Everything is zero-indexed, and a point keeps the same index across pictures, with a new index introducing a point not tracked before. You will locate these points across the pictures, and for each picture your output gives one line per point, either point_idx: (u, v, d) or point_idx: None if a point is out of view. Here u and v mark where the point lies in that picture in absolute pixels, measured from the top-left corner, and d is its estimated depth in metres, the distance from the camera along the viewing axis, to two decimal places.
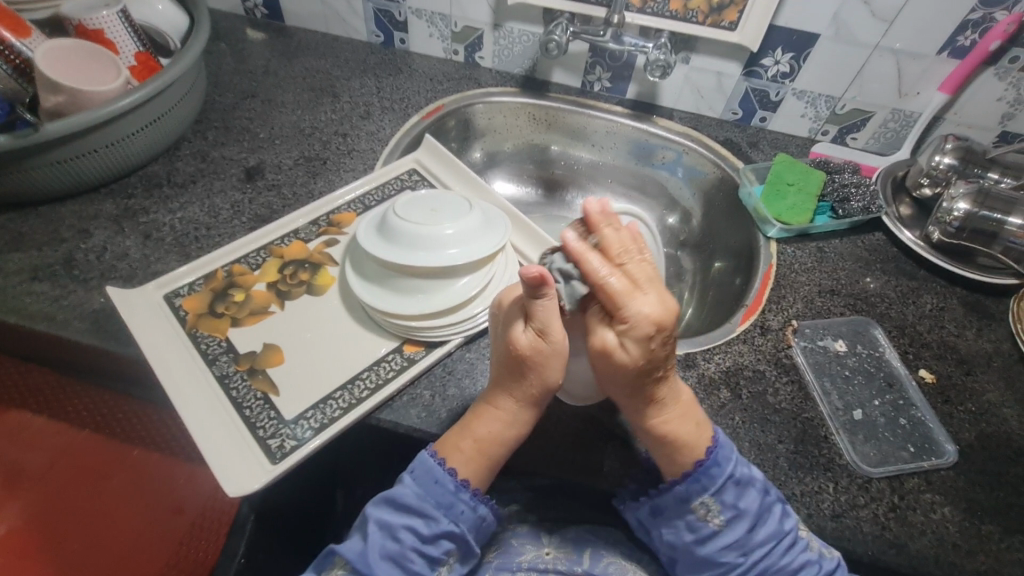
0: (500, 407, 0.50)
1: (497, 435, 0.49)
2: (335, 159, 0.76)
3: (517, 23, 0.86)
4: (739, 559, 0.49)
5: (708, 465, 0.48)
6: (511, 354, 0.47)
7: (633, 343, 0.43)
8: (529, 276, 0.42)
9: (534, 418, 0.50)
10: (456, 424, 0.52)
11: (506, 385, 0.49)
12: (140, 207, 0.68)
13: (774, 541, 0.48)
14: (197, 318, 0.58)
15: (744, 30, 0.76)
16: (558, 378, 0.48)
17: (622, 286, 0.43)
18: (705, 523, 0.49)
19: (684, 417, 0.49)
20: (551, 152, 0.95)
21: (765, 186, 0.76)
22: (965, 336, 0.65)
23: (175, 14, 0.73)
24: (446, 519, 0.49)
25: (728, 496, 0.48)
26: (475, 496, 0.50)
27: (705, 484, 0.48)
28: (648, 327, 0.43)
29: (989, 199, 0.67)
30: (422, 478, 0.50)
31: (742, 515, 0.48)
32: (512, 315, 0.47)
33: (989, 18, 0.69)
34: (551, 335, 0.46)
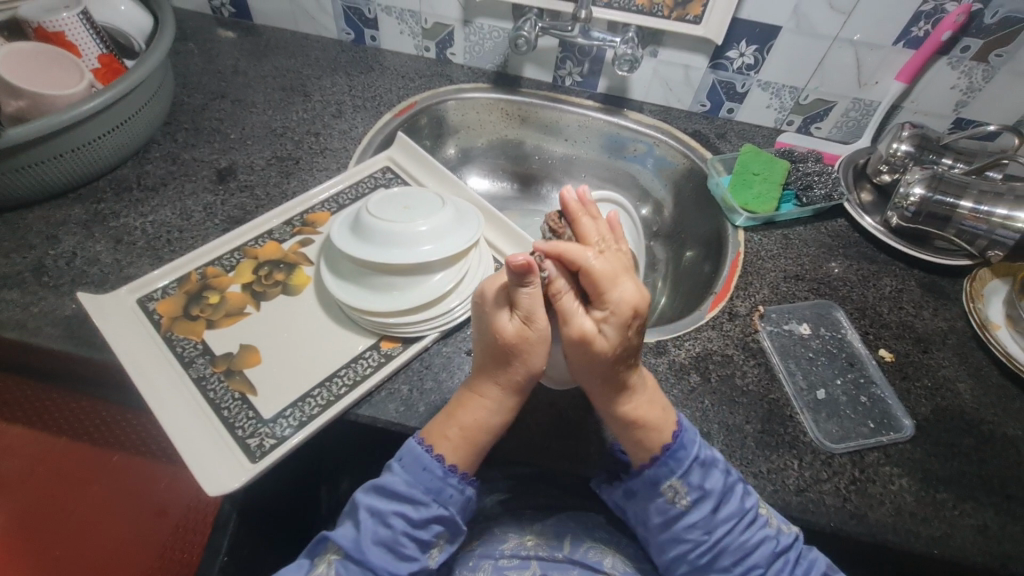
0: (484, 395, 0.51)
1: (483, 421, 0.51)
2: (308, 158, 0.76)
3: (486, 19, 0.86)
4: (703, 538, 0.51)
5: (674, 448, 0.50)
6: (498, 340, 0.48)
7: (613, 327, 0.47)
8: (518, 264, 0.44)
9: (519, 404, 0.52)
10: (442, 413, 0.53)
11: (492, 370, 0.50)
12: (110, 211, 0.67)
13: (736, 519, 0.50)
14: (172, 321, 0.58)
15: (709, 24, 0.77)
16: (542, 363, 0.49)
17: (605, 274, 0.47)
18: (673, 505, 0.51)
19: (648, 402, 0.51)
20: (525, 147, 0.96)
21: (733, 176, 0.78)
22: (922, 316, 0.68)
23: (138, 14, 0.71)
24: (434, 502, 0.50)
25: (694, 478, 0.50)
26: (463, 480, 0.51)
27: (671, 466, 0.51)
28: (627, 311, 0.46)
29: (942, 184, 0.69)
30: (410, 465, 0.51)
31: (707, 495, 0.50)
32: (496, 303, 0.48)
33: (941, 9, 0.72)
34: (536, 322, 0.47)
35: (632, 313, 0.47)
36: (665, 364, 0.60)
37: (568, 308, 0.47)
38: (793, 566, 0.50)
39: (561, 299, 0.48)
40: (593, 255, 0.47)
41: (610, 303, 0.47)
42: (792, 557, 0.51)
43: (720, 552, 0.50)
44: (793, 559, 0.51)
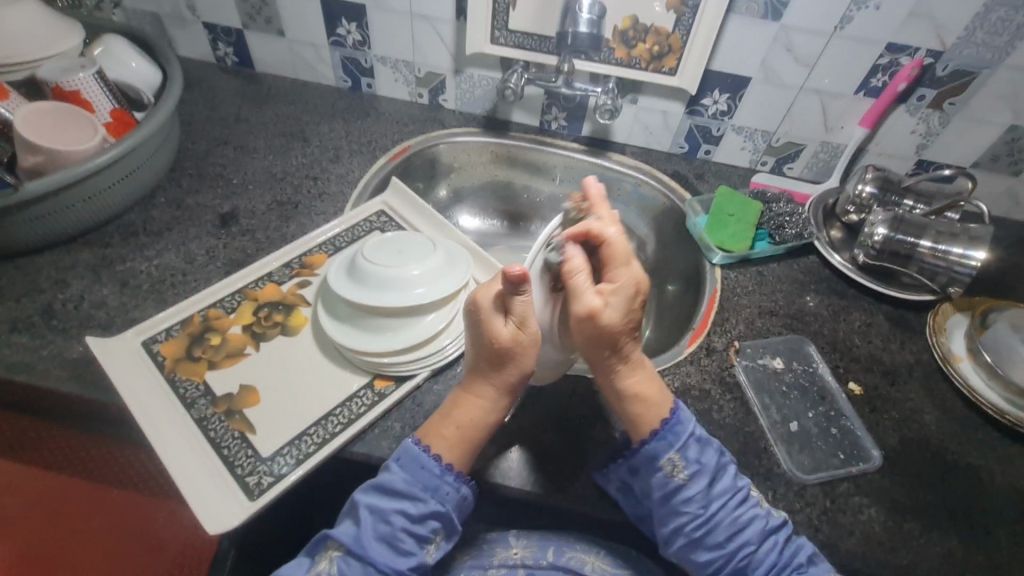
0: (478, 396, 0.55)
1: (478, 419, 0.54)
2: (306, 202, 0.80)
3: (476, 69, 0.91)
4: (700, 511, 0.53)
5: (672, 423, 0.55)
6: (493, 345, 0.51)
7: (619, 301, 0.52)
8: (514, 274, 0.48)
9: (511, 403, 0.56)
10: (438, 413, 0.56)
11: (485, 372, 0.54)
12: (117, 255, 0.70)
13: (729, 494, 0.54)
14: (175, 363, 0.61)
15: (683, 75, 0.83)
16: (533, 365, 0.53)
17: (617, 253, 0.53)
18: (672, 478, 0.54)
19: (644, 377, 0.57)
20: (514, 186, 1.00)
21: (709, 217, 0.82)
22: (889, 349, 0.72)
23: (148, 70, 0.76)
24: (432, 499, 0.53)
25: (692, 451, 0.54)
26: (458, 477, 0.54)
27: (670, 441, 0.54)
28: (633, 287, 0.52)
29: (903, 225, 0.74)
30: (409, 464, 0.53)
31: (703, 469, 0.54)
32: (490, 308, 0.52)
33: (896, 62, 0.77)
34: (528, 326, 0.51)
35: (636, 288, 0.52)
36: None
37: (581, 286, 0.51)
38: (782, 547, 0.52)
39: (574, 279, 0.51)
40: (613, 231, 0.54)
41: (614, 279, 0.53)
42: (780, 540, 0.53)
43: (715, 524, 0.53)
44: (781, 541, 0.53)
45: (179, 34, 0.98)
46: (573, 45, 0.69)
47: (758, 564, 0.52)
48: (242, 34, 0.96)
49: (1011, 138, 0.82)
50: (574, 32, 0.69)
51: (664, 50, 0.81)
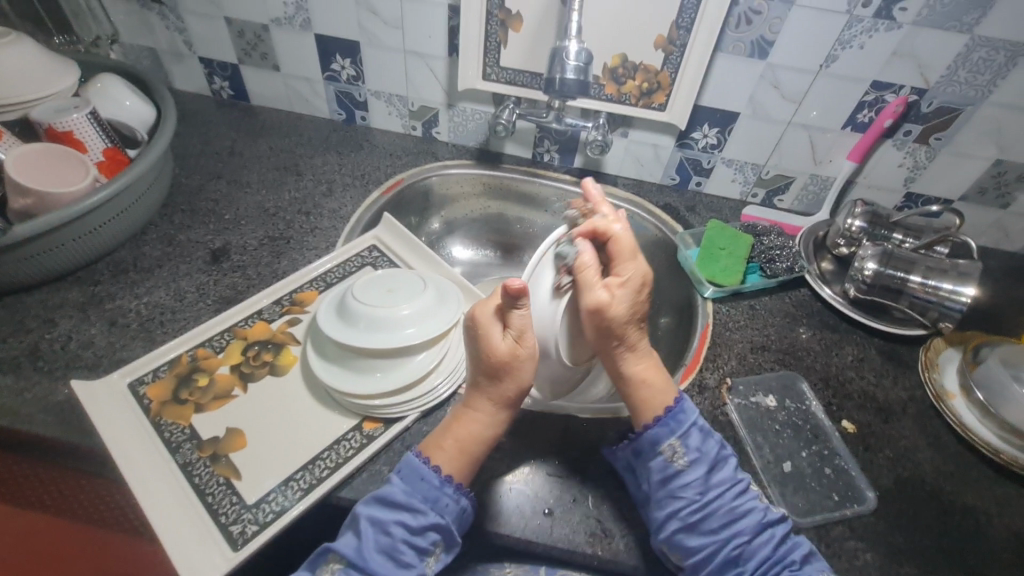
0: (477, 409, 0.56)
1: (479, 433, 0.55)
2: (298, 238, 0.80)
3: (469, 104, 0.93)
4: (697, 497, 0.55)
5: (675, 409, 0.58)
6: (493, 357, 0.54)
7: (627, 294, 0.58)
8: (513, 288, 0.51)
9: (509, 417, 0.57)
10: (438, 429, 0.58)
11: (484, 387, 0.56)
12: (106, 293, 0.70)
13: (727, 485, 0.56)
14: (161, 406, 0.60)
15: (672, 110, 0.84)
16: (530, 378, 0.56)
17: (625, 250, 0.59)
18: (673, 463, 0.56)
19: (650, 365, 0.61)
20: (507, 217, 1.01)
21: (701, 250, 0.83)
22: (883, 385, 0.72)
23: (143, 108, 0.76)
24: (432, 511, 0.53)
25: (692, 440, 0.57)
26: (457, 490, 0.54)
27: (673, 427, 0.57)
28: (638, 281, 0.59)
29: (893, 260, 0.74)
30: (409, 476, 0.54)
31: (702, 457, 0.56)
32: (490, 325, 0.54)
33: (881, 99, 0.78)
34: (525, 341, 0.54)
35: (639, 282, 0.59)
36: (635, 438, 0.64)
37: (591, 279, 0.57)
38: (777, 539, 0.53)
39: (584, 273, 0.57)
40: (621, 230, 0.61)
41: (621, 274, 0.59)
42: (778, 535, 0.54)
43: (711, 512, 0.54)
44: (778, 535, 0.54)
45: (176, 68, 1.00)
46: (560, 91, 0.68)
47: (751, 555, 0.53)
48: (238, 69, 0.97)
49: (998, 172, 0.83)
50: (561, 78, 0.67)
51: (654, 86, 0.82)
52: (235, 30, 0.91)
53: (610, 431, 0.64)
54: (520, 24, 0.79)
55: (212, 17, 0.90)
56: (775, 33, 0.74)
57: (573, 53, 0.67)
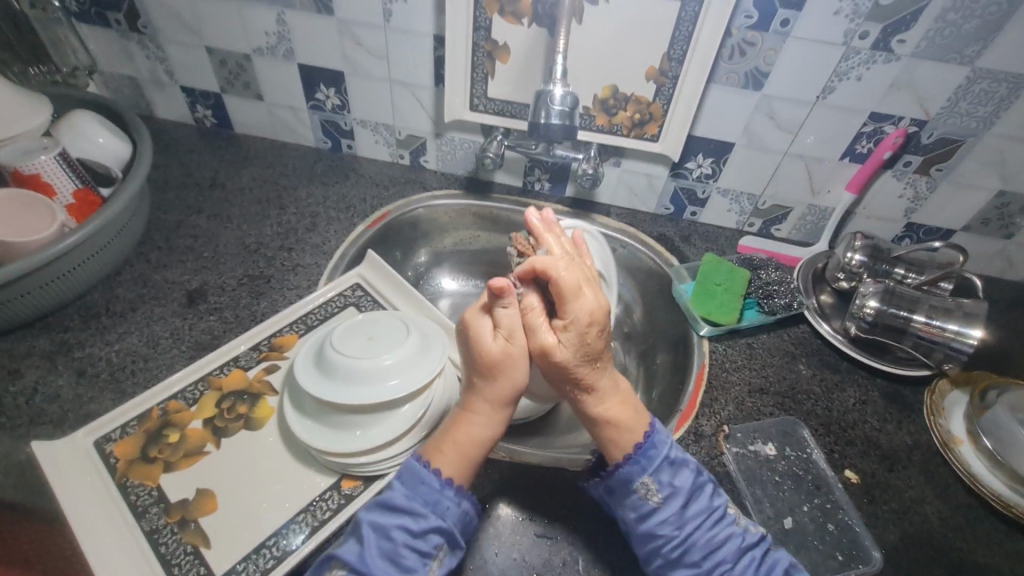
0: (475, 411, 0.57)
1: (479, 435, 0.55)
2: (279, 276, 0.78)
3: (457, 133, 0.90)
4: (675, 533, 0.53)
5: (646, 446, 0.55)
6: (486, 357, 0.56)
7: (573, 335, 0.55)
8: (497, 286, 0.54)
9: (506, 418, 0.58)
10: (436, 434, 0.57)
11: (478, 389, 0.57)
12: (76, 340, 0.67)
13: (704, 516, 0.54)
14: (128, 465, 0.57)
15: (666, 141, 0.81)
16: (524, 377, 0.57)
17: (567, 287, 0.56)
18: (647, 501, 0.54)
19: (617, 403, 0.58)
20: (497, 247, 0.98)
21: (696, 285, 0.80)
22: (886, 430, 0.69)
23: (117, 145, 0.73)
24: (433, 514, 0.52)
25: (665, 475, 0.55)
26: (458, 492, 0.53)
27: (643, 465, 0.55)
28: (586, 319, 0.55)
29: (895, 297, 0.71)
30: (409, 481, 0.53)
31: (677, 492, 0.54)
32: (479, 330, 0.56)
33: (880, 130, 0.76)
34: (517, 338, 0.56)
35: (593, 313, 0.55)
36: None
37: (537, 323, 0.57)
38: (757, 562, 0.53)
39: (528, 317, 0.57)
40: (563, 266, 0.57)
41: (567, 313, 0.56)
42: (758, 556, 0.54)
43: (692, 544, 0.53)
44: (759, 557, 0.54)
45: (157, 96, 0.97)
46: (545, 135, 0.67)
47: None
48: (220, 97, 0.95)
49: (1001, 203, 0.80)
50: (546, 123, 0.66)
51: (646, 118, 0.79)
52: (216, 60, 0.89)
53: None
54: (508, 55, 0.77)
55: (193, 46, 0.87)
56: (770, 65, 0.72)
57: (558, 98, 0.65)
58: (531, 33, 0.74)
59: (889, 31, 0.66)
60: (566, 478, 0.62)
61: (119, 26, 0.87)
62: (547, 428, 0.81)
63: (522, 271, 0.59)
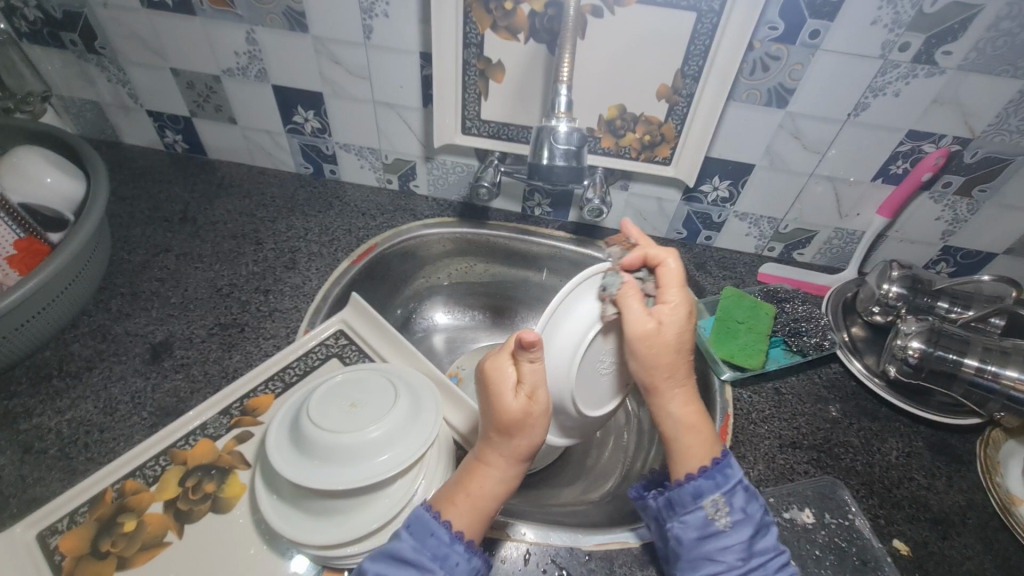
0: (491, 464, 0.51)
1: (495, 492, 0.50)
2: (254, 323, 0.70)
3: (449, 156, 0.82)
4: (739, 564, 0.48)
5: (722, 462, 0.51)
6: (504, 417, 0.50)
7: (673, 324, 0.53)
8: (529, 338, 0.48)
9: (523, 472, 0.52)
10: (450, 483, 0.52)
11: (494, 442, 0.51)
12: (22, 409, 0.59)
13: (772, 555, 0.49)
14: (75, 564, 0.49)
15: (679, 164, 0.74)
16: (542, 437, 0.51)
17: (675, 276, 0.54)
18: (714, 522, 0.49)
19: (696, 407, 0.55)
20: (496, 278, 0.90)
21: (716, 323, 0.73)
22: (935, 489, 0.61)
23: (67, 184, 0.67)
24: (441, 571, 0.46)
25: (737, 498, 0.50)
26: (469, 547, 0.47)
27: (719, 481, 0.50)
28: (683, 310, 0.54)
29: (942, 339, 0.64)
30: (418, 531, 0.47)
31: (747, 519, 0.49)
32: (502, 381, 0.50)
33: (919, 149, 0.68)
34: (539, 395, 0.50)
35: (686, 309, 0.54)
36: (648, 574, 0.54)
37: (632, 306, 0.52)
38: None
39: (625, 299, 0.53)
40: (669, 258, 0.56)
41: (666, 301, 0.54)
42: None
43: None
44: None
45: (123, 121, 0.89)
46: (547, 177, 0.60)
47: None
48: (190, 121, 0.87)
49: None
50: (549, 165, 0.59)
51: (657, 139, 0.72)
52: (184, 82, 0.81)
53: (618, 569, 0.54)
54: (503, 75, 0.69)
55: (157, 67, 0.80)
56: (796, 80, 0.64)
57: (563, 135, 0.58)
58: (528, 50, 0.67)
59: (933, 42, 0.58)
60: (579, 561, 0.54)
61: (75, 47, 0.79)
62: (554, 483, 0.73)
63: (630, 259, 0.55)
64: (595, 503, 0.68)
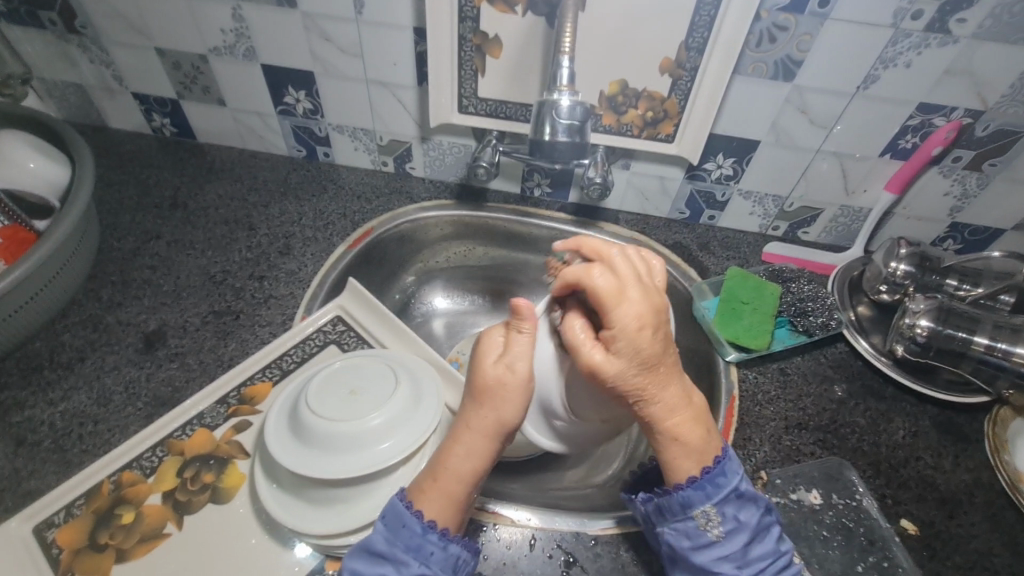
0: (460, 441, 0.49)
1: (461, 469, 0.47)
2: (249, 311, 0.68)
3: (445, 136, 0.80)
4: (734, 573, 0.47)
5: (715, 471, 0.48)
6: (477, 381, 0.49)
7: (621, 348, 0.46)
8: (522, 306, 0.49)
9: (499, 449, 0.49)
10: (423, 470, 0.49)
11: (466, 417, 0.49)
12: (14, 401, 0.58)
13: (770, 558, 0.48)
14: (73, 557, 0.49)
15: (682, 141, 0.72)
16: (518, 412, 0.49)
17: (610, 295, 0.47)
18: (705, 533, 0.47)
19: (686, 417, 0.49)
20: (495, 261, 0.88)
21: (720, 304, 0.72)
22: (943, 468, 0.61)
23: (51, 169, 0.66)
24: (416, 562, 0.45)
25: (730, 508, 0.48)
26: (443, 536, 0.46)
27: (709, 492, 0.48)
28: (632, 328, 0.46)
29: (951, 316, 0.63)
30: (391, 522, 0.46)
31: (742, 528, 0.47)
32: (488, 347, 0.51)
33: (928, 123, 0.66)
34: (518, 366, 0.49)
35: (637, 323, 0.47)
36: (654, 559, 0.53)
37: (578, 337, 0.48)
38: None
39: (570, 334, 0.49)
40: (600, 275, 0.48)
41: (611, 322, 0.47)
42: None
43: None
44: None
45: (108, 104, 0.86)
46: (549, 155, 0.58)
47: None
48: (177, 104, 0.84)
49: None
50: (551, 141, 0.57)
51: (660, 116, 0.70)
52: (169, 62, 0.78)
53: (625, 553, 0.53)
54: (500, 50, 0.67)
55: (140, 47, 0.77)
56: (804, 51, 0.62)
57: (566, 110, 0.55)
58: (526, 22, 0.64)
59: (948, 9, 0.56)
60: (585, 546, 0.53)
61: (54, 26, 0.76)
62: (557, 466, 0.72)
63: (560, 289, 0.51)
64: (600, 486, 0.68)
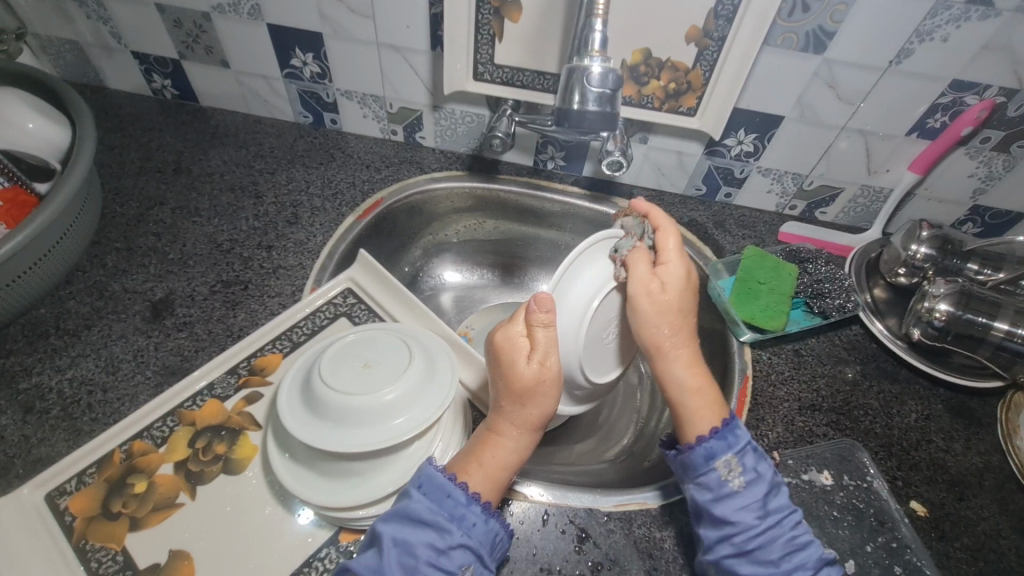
0: (503, 434, 0.50)
1: (509, 462, 0.49)
2: (258, 281, 0.67)
3: (458, 105, 0.77)
4: (755, 522, 0.46)
5: (731, 423, 0.50)
6: (516, 382, 0.49)
7: (675, 290, 0.53)
8: (544, 300, 0.49)
9: (536, 441, 0.51)
10: (464, 451, 0.51)
11: (504, 410, 0.50)
12: (20, 368, 0.57)
13: (785, 514, 0.47)
14: (87, 524, 0.49)
15: (704, 115, 0.69)
16: (554, 407, 0.50)
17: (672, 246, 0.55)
18: (728, 482, 0.48)
19: (699, 374, 0.54)
20: (505, 235, 0.87)
21: (735, 283, 0.71)
22: (954, 451, 0.61)
23: (50, 131, 0.63)
24: (458, 532, 0.45)
25: (748, 458, 0.49)
26: (486, 509, 0.47)
27: (730, 442, 0.49)
28: (684, 277, 0.54)
29: (972, 301, 0.62)
30: (434, 492, 0.46)
31: (759, 478, 0.48)
32: (515, 349, 0.49)
33: (960, 101, 0.64)
34: (550, 361, 0.48)
35: (687, 278, 0.54)
36: (666, 535, 0.53)
37: (641, 266, 0.53)
38: None
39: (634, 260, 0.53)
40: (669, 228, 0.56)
41: (670, 265, 0.54)
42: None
43: (769, 540, 0.46)
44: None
45: (107, 63, 0.83)
46: (577, 124, 0.56)
47: None
48: (178, 65, 0.81)
49: None
50: (579, 110, 0.55)
51: (682, 87, 0.67)
52: (170, 19, 0.74)
53: (637, 529, 0.53)
54: (519, 13, 0.64)
55: (140, 3, 0.73)
56: (837, 22, 0.59)
57: (597, 77, 0.53)
58: None
59: None
60: (597, 521, 0.53)
61: None
62: (566, 441, 0.72)
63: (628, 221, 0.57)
64: (610, 462, 0.68)
